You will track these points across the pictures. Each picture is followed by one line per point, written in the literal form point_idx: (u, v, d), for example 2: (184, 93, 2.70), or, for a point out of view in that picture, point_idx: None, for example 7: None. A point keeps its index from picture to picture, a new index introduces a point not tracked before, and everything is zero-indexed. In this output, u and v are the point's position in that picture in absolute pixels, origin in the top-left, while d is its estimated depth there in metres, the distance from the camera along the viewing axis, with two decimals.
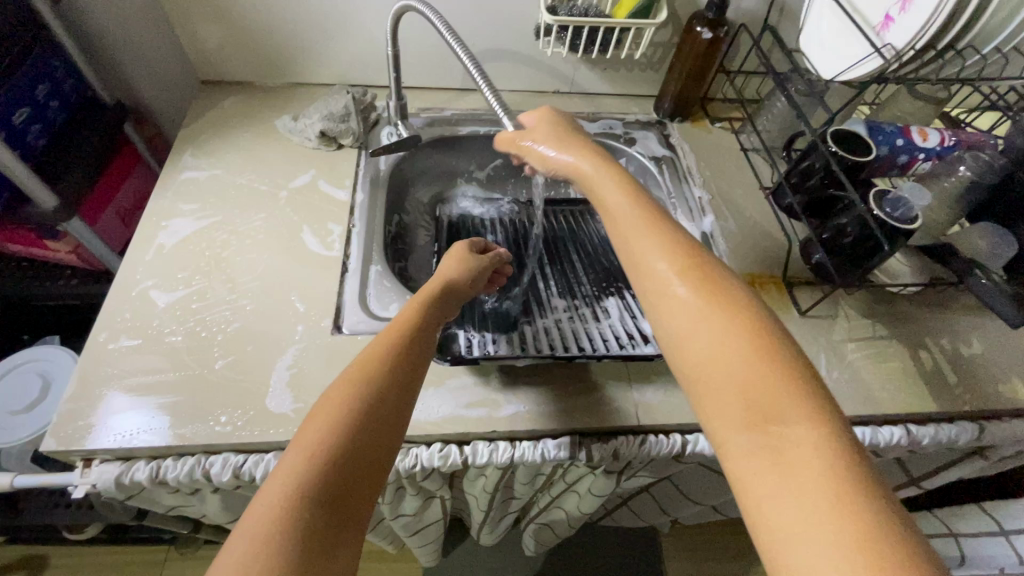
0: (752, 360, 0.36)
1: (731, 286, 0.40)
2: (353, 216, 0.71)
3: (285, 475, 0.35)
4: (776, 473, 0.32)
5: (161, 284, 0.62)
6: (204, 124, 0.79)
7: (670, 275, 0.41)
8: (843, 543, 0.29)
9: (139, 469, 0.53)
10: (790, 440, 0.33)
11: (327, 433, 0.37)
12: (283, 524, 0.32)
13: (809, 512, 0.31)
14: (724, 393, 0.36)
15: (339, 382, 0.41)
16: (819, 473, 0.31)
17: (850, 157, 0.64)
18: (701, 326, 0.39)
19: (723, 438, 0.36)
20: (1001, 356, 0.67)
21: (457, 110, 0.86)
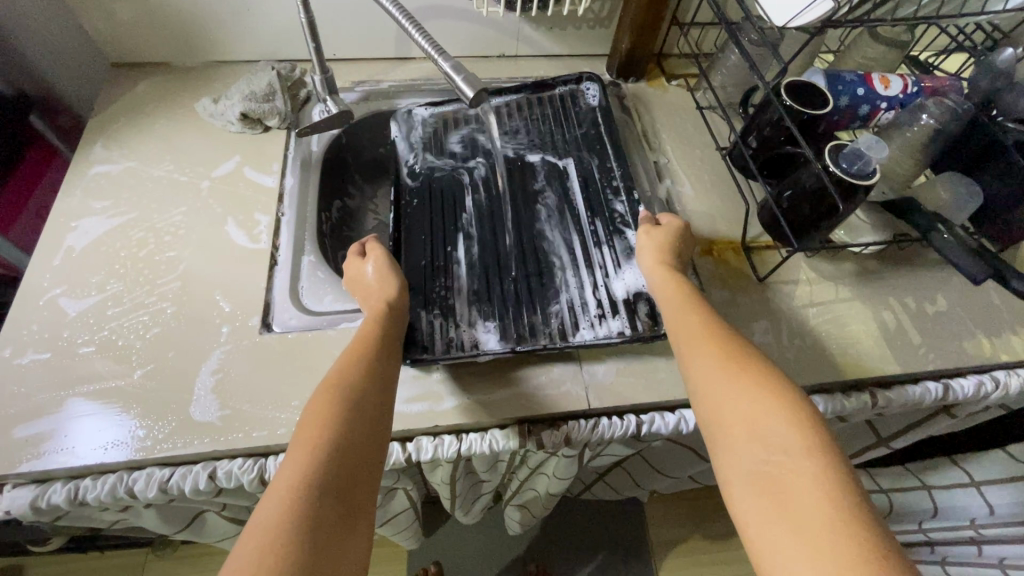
0: (754, 402, 0.42)
1: (745, 350, 0.46)
2: (282, 204, 0.67)
3: (293, 473, 0.36)
4: (774, 500, 0.37)
5: (71, 291, 0.58)
6: (117, 112, 0.73)
7: (697, 339, 0.48)
8: (826, 551, 0.34)
9: (56, 492, 0.49)
10: (784, 468, 0.38)
11: (320, 438, 0.39)
12: (290, 521, 0.34)
13: (795, 526, 0.36)
14: (738, 433, 0.41)
15: (318, 407, 0.41)
16: (810, 494, 0.36)
17: (804, 110, 0.60)
18: (719, 380, 0.44)
19: (730, 473, 0.40)
20: (966, 312, 0.65)
21: (395, 81, 0.81)
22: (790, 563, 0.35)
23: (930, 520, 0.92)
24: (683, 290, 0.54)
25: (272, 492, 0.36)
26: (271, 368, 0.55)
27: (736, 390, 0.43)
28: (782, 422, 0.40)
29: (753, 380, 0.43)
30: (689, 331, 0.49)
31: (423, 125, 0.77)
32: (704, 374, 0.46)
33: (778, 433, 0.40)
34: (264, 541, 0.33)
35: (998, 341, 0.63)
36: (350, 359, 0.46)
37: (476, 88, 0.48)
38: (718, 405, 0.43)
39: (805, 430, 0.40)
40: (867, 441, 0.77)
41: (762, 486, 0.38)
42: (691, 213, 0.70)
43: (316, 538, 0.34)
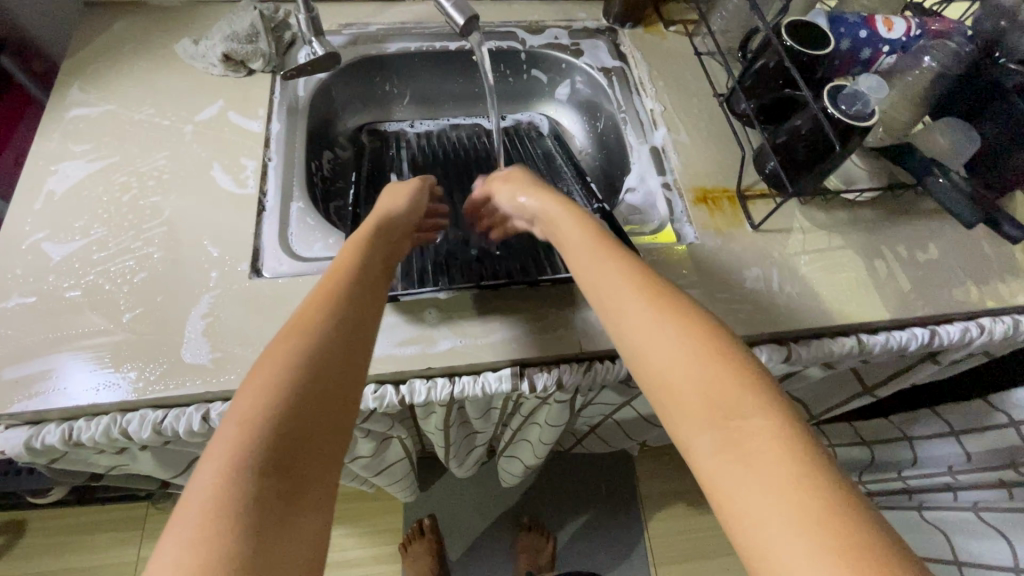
0: (695, 360, 0.38)
1: (684, 304, 0.42)
2: (269, 149, 0.65)
3: (241, 417, 0.33)
4: (742, 470, 0.33)
5: (54, 235, 0.56)
6: (93, 54, 0.70)
7: (631, 297, 0.43)
8: (805, 527, 0.30)
9: (50, 433, 0.49)
10: (750, 440, 0.34)
11: (282, 371, 0.35)
12: (236, 469, 0.30)
13: (769, 504, 0.31)
14: (690, 398, 0.37)
15: (281, 344, 0.37)
16: (781, 463, 0.32)
17: (805, 51, 0.59)
18: (662, 337, 0.40)
19: (690, 443, 0.36)
20: (957, 262, 0.65)
21: (383, 24, 0.77)
22: (770, 539, 0.30)
23: (909, 469, 0.95)
24: (597, 244, 0.49)
25: (215, 448, 0.31)
26: (260, 312, 0.54)
27: (674, 354, 0.39)
28: (732, 382, 0.37)
29: (697, 344, 0.39)
30: (619, 288, 0.44)
31: (399, 92, 0.82)
32: (640, 333, 0.41)
33: (738, 401, 0.36)
34: (213, 486, 0.30)
35: (986, 289, 0.63)
36: (321, 298, 0.41)
37: (465, 14, 0.50)
38: (662, 372, 0.39)
39: (762, 393, 0.36)
40: (852, 391, 0.79)
41: (730, 456, 0.34)
42: (686, 161, 0.69)
43: (268, 489, 0.30)
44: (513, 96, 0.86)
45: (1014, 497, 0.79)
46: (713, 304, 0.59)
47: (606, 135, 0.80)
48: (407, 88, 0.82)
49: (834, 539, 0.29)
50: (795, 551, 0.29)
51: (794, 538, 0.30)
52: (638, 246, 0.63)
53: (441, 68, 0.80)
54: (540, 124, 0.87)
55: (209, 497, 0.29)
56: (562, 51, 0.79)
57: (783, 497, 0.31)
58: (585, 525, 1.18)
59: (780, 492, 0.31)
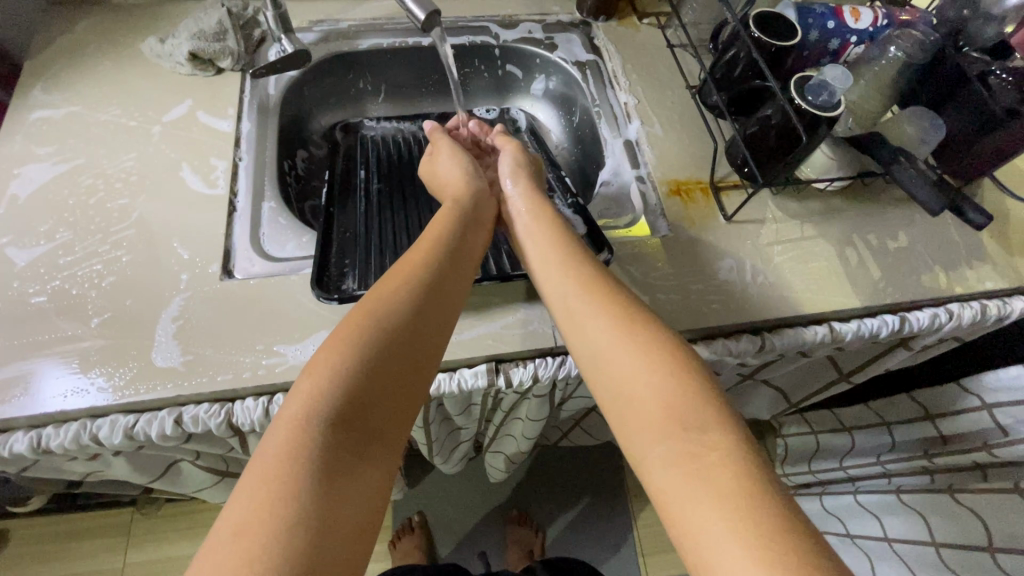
0: (654, 374, 0.40)
1: (644, 320, 0.44)
2: (239, 149, 0.64)
3: (308, 393, 0.37)
4: (691, 482, 0.34)
5: (19, 240, 0.55)
6: (56, 54, 0.68)
7: (594, 310, 0.45)
8: (745, 539, 0.31)
9: (18, 441, 0.48)
10: (703, 452, 0.35)
11: (343, 353, 0.39)
12: (297, 450, 0.34)
13: (712, 517, 0.33)
14: (648, 410, 0.39)
15: (342, 334, 0.40)
16: (727, 476, 0.34)
17: (772, 42, 0.59)
18: (622, 351, 0.42)
19: (645, 455, 0.37)
20: (926, 249, 0.66)
21: (354, 20, 0.76)
22: (712, 551, 0.32)
23: (887, 454, 0.96)
24: (562, 253, 0.50)
25: (275, 434, 0.35)
26: (232, 313, 0.54)
27: (635, 366, 0.41)
28: (689, 394, 0.39)
29: (655, 358, 0.41)
30: (582, 301, 0.46)
31: (374, 88, 0.81)
32: (603, 346, 0.43)
33: (692, 413, 0.37)
34: (277, 456, 0.34)
35: (954, 275, 0.65)
36: (376, 292, 0.44)
37: (426, 10, 0.50)
38: (624, 384, 0.41)
39: (715, 408, 0.38)
40: (828, 378, 0.80)
41: (681, 467, 0.35)
42: (660, 154, 0.69)
43: (328, 459, 0.34)
44: (490, 90, 0.85)
45: (989, 477, 0.80)
46: (686, 295, 0.60)
47: (581, 129, 0.80)
48: (382, 85, 0.81)
49: (772, 555, 0.30)
50: (734, 562, 0.31)
51: (733, 551, 0.31)
52: (613, 240, 0.63)
53: (416, 63, 0.79)
54: (517, 117, 0.86)
55: (268, 479, 0.33)
56: (537, 46, 0.79)
57: (727, 509, 0.32)
58: (573, 517, 1.19)
59: (724, 505, 0.33)
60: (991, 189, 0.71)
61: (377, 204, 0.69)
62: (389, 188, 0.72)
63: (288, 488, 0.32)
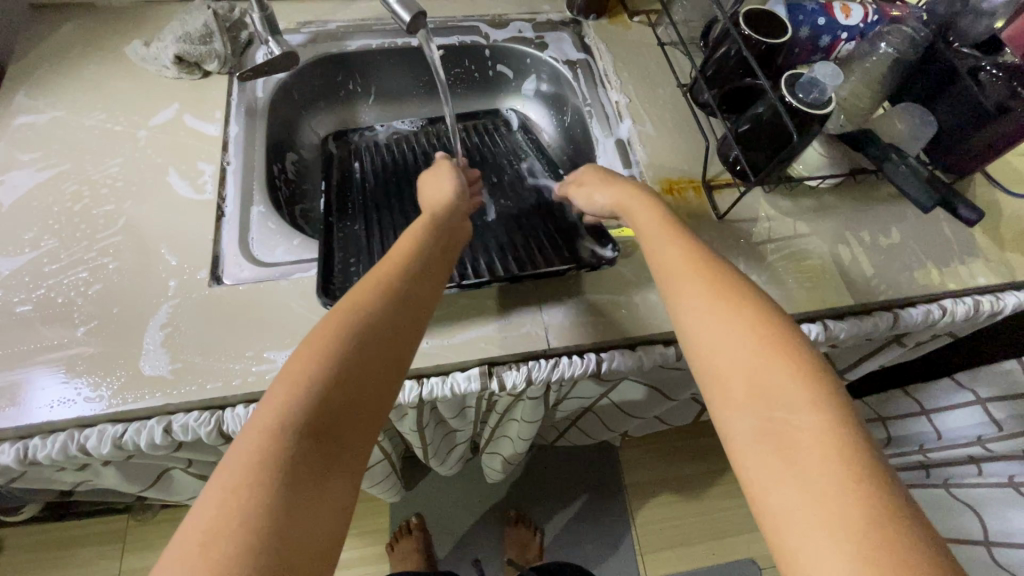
0: (752, 351, 0.38)
1: (746, 295, 0.42)
2: (227, 152, 0.64)
3: (274, 408, 0.36)
4: (785, 466, 0.33)
5: (3, 249, 0.55)
6: (39, 58, 0.67)
7: (694, 283, 0.44)
8: (843, 534, 0.30)
9: (4, 452, 0.47)
10: (801, 442, 0.34)
11: (316, 360, 0.38)
12: (267, 456, 0.33)
13: (811, 505, 0.31)
14: (741, 388, 0.37)
15: (321, 337, 0.40)
16: (828, 467, 0.32)
17: (761, 40, 0.59)
18: (716, 327, 0.41)
19: (735, 432, 0.36)
20: (918, 245, 0.66)
21: (343, 21, 0.76)
22: (802, 539, 0.31)
23: (882, 449, 0.97)
24: (673, 232, 0.49)
25: (246, 438, 0.34)
26: (221, 320, 0.53)
27: (731, 342, 0.40)
28: (788, 376, 0.37)
29: (756, 335, 0.39)
30: (684, 275, 0.45)
31: (366, 92, 0.81)
32: (699, 321, 0.42)
33: (789, 400, 0.36)
34: (240, 471, 0.33)
35: (947, 271, 0.65)
36: (352, 296, 0.43)
37: (412, 11, 0.49)
38: (715, 360, 0.40)
39: (819, 392, 0.36)
40: (823, 375, 0.80)
41: (773, 450, 0.34)
42: (652, 153, 0.69)
43: (293, 474, 0.33)
44: (484, 92, 0.85)
45: (983, 471, 0.80)
46: None
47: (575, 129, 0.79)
48: (374, 90, 0.81)
49: (861, 549, 0.29)
50: (830, 555, 0.30)
51: (825, 542, 0.30)
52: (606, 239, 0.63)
53: (407, 64, 0.79)
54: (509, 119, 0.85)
55: (235, 486, 0.32)
56: (527, 45, 0.79)
57: (826, 499, 0.31)
58: (571, 516, 1.19)
59: (822, 494, 0.31)
60: (983, 184, 0.71)
61: (375, 210, 0.68)
62: (386, 193, 0.72)
63: (249, 508, 0.31)
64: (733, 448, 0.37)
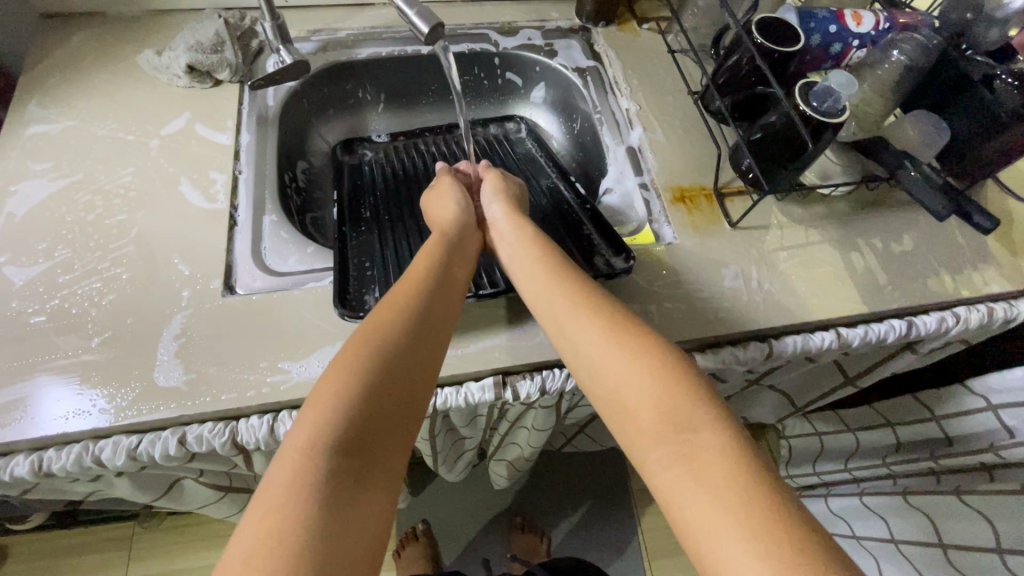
0: (644, 378, 0.40)
1: (633, 324, 0.44)
2: (239, 162, 0.64)
3: (309, 421, 0.36)
4: (692, 481, 0.35)
5: (16, 259, 0.55)
6: (51, 68, 0.67)
7: (582, 319, 0.45)
8: (741, 533, 0.32)
9: (19, 464, 0.47)
10: (696, 453, 0.36)
11: (345, 379, 0.39)
12: (306, 475, 0.34)
13: (710, 511, 0.33)
14: (643, 416, 0.39)
15: (350, 357, 0.40)
16: (722, 475, 0.34)
17: (775, 48, 0.59)
18: (611, 359, 0.42)
19: (646, 460, 0.38)
20: (931, 252, 0.66)
21: (353, 30, 0.76)
22: (719, 553, 0.32)
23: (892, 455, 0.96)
24: (547, 264, 0.51)
25: (282, 460, 0.35)
26: (235, 330, 0.53)
27: (629, 370, 0.41)
28: (681, 395, 0.39)
29: (642, 362, 0.41)
30: (568, 311, 0.47)
31: (374, 98, 0.81)
32: (594, 357, 0.43)
33: (685, 418, 0.38)
34: (281, 491, 0.33)
35: (960, 278, 0.64)
36: (374, 316, 0.44)
37: (430, 23, 0.48)
38: (617, 392, 0.41)
39: (709, 409, 0.38)
40: (834, 382, 0.80)
41: (680, 469, 0.35)
42: (663, 160, 0.69)
43: (334, 490, 0.34)
44: (494, 97, 0.85)
45: (995, 478, 0.80)
46: (692, 304, 0.59)
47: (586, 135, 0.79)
48: (382, 96, 0.81)
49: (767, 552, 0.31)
50: (738, 555, 0.31)
51: (739, 551, 0.31)
52: None
53: (416, 71, 0.79)
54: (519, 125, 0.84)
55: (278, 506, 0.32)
56: (536, 52, 0.79)
57: (728, 508, 0.33)
58: (578, 522, 1.19)
59: (725, 504, 0.33)
60: (995, 191, 0.71)
61: (389, 221, 0.68)
62: (399, 203, 0.71)
63: (296, 517, 0.32)
64: (643, 468, 0.38)
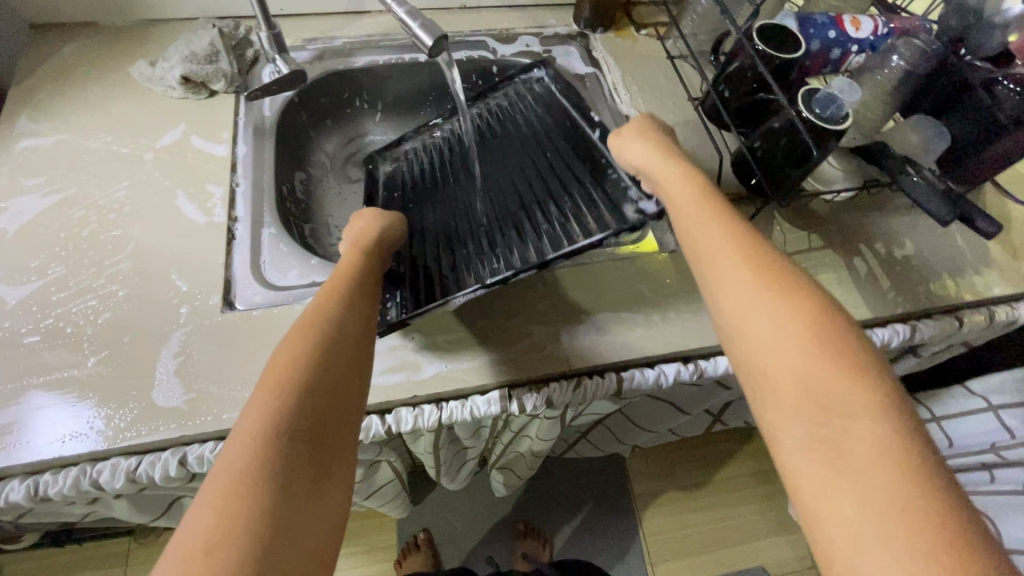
0: (799, 342, 0.35)
1: (798, 279, 0.38)
2: (236, 174, 0.63)
3: (256, 411, 0.35)
4: (833, 469, 0.31)
5: (9, 277, 0.53)
6: (42, 79, 0.66)
7: (731, 259, 0.40)
8: (901, 552, 0.27)
9: (14, 489, 0.46)
10: (855, 451, 0.31)
11: (285, 376, 0.36)
12: (249, 472, 0.32)
13: (862, 522, 0.29)
14: (786, 380, 0.34)
15: (285, 353, 0.38)
16: (880, 472, 0.30)
17: (776, 55, 0.58)
18: (757, 308, 0.37)
19: (777, 427, 0.34)
20: (933, 257, 0.66)
21: (349, 38, 0.75)
22: (851, 549, 0.29)
23: None
24: (704, 200, 0.44)
25: (224, 459, 0.33)
26: (236, 347, 0.52)
27: (775, 324, 0.36)
28: (841, 373, 0.33)
29: (803, 320, 0.35)
30: (715, 247, 0.41)
31: (370, 107, 0.80)
32: (735, 303, 0.38)
33: (842, 398, 0.32)
34: (223, 489, 0.31)
35: (963, 282, 0.64)
36: (310, 312, 0.42)
37: (434, 35, 0.47)
38: (756, 344, 0.36)
39: (872, 394, 0.32)
40: None
41: (824, 450, 0.31)
42: None
43: (282, 489, 0.32)
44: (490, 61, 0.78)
45: None
46: (697, 313, 0.59)
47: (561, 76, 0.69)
48: (378, 104, 0.80)
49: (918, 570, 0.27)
50: (873, 555, 0.28)
51: (879, 555, 0.28)
52: (622, 256, 0.62)
53: (411, 79, 0.78)
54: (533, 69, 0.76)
55: (218, 506, 0.31)
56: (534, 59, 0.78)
57: (880, 509, 0.29)
58: (581, 528, 1.18)
59: (878, 505, 0.29)
60: (994, 195, 0.71)
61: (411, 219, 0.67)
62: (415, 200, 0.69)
63: (243, 516, 0.30)
64: (769, 434, 0.34)
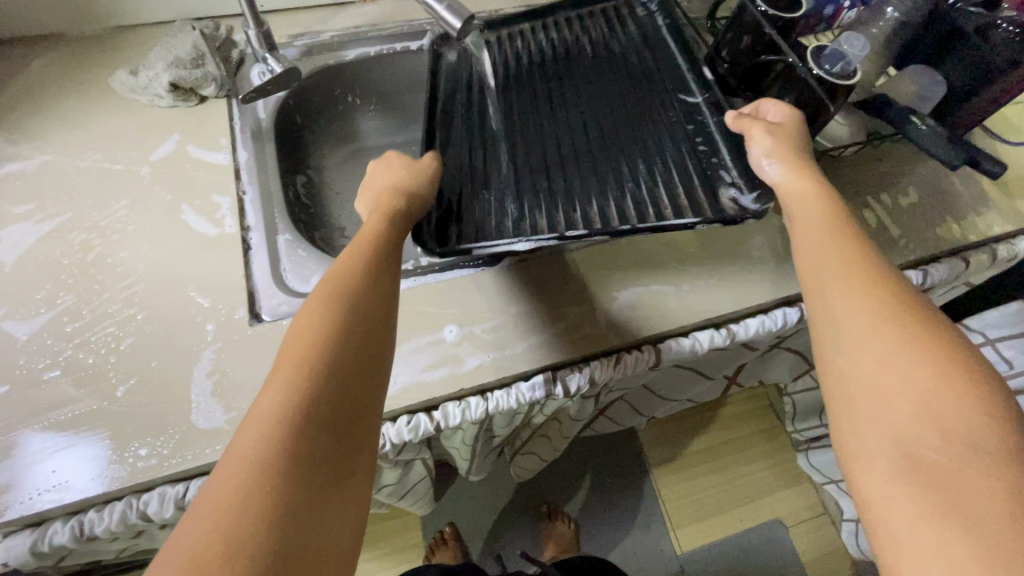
0: (919, 364, 0.33)
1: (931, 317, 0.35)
2: (241, 181, 0.60)
3: (277, 390, 0.33)
4: (918, 486, 0.29)
5: (15, 313, 0.50)
6: (14, 98, 0.62)
7: (845, 280, 0.38)
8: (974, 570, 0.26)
9: (58, 532, 0.44)
10: (942, 458, 0.30)
11: (305, 355, 0.34)
12: (265, 458, 0.30)
13: (937, 540, 0.28)
14: (897, 396, 0.33)
15: (308, 329, 0.36)
16: (978, 501, 0.28)
17: (779, 15, 0.59)
18: (874, 328, 0.35)
19: (866, 437, 0.33)
20: (935, 202, 0.68)
21: (336, 31, 0.72)
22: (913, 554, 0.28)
23: None
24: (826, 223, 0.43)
25: (240, 440, 0.31)
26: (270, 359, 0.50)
27: (894, 345, 0.34)
28: (964, 407, 0.31)
29: (927, 349, 0.34)
30: (834, 268, 0.39)
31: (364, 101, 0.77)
32: (845, 317, 0.37)
33: (955, 425, 0.30)
34: (232, 471, 0.29)
35: (965, 224, 0.67)
36: (331, 281, 0.39)
37: (462, 17, 0.46)
38: (871, 356, 0.35)
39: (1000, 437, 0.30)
40: None
41: (914, 468, 0.30)
42: None
43: (298, 481, 0.30)
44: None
45: None
46: (723, 279, 0.60)
47: (656, 44, 0.66)
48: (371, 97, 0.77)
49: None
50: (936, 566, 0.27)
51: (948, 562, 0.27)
52: None
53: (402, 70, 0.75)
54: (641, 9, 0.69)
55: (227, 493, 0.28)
56: None
57: (963, 530, 0.27)
58: (604, 503, 1.20)
59: (961, 528, 0.27)
60: (984, 137, 0.74)
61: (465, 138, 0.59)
62: (467, 115, 0.61)
63: (247, 514, 0.28)
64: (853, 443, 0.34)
